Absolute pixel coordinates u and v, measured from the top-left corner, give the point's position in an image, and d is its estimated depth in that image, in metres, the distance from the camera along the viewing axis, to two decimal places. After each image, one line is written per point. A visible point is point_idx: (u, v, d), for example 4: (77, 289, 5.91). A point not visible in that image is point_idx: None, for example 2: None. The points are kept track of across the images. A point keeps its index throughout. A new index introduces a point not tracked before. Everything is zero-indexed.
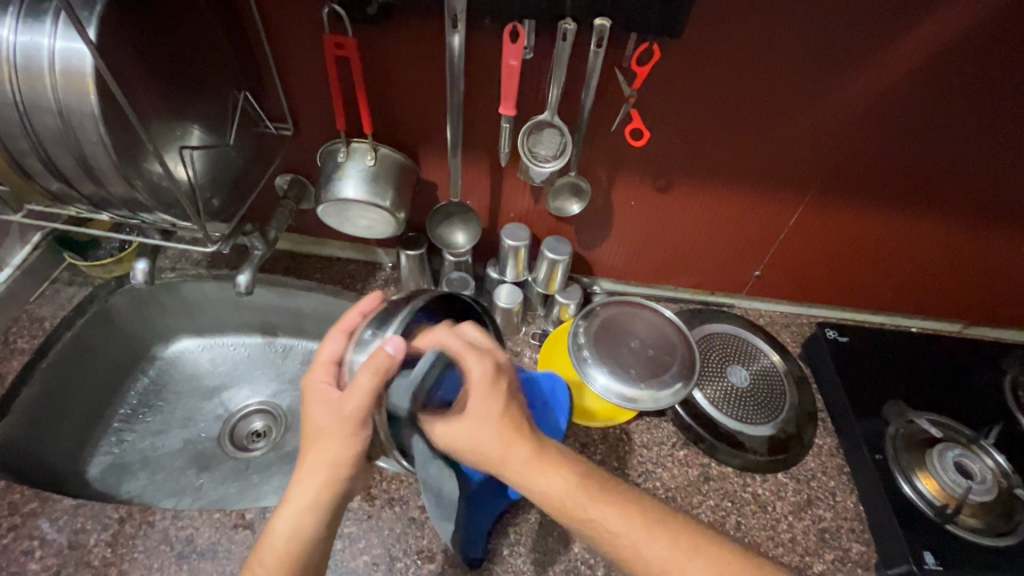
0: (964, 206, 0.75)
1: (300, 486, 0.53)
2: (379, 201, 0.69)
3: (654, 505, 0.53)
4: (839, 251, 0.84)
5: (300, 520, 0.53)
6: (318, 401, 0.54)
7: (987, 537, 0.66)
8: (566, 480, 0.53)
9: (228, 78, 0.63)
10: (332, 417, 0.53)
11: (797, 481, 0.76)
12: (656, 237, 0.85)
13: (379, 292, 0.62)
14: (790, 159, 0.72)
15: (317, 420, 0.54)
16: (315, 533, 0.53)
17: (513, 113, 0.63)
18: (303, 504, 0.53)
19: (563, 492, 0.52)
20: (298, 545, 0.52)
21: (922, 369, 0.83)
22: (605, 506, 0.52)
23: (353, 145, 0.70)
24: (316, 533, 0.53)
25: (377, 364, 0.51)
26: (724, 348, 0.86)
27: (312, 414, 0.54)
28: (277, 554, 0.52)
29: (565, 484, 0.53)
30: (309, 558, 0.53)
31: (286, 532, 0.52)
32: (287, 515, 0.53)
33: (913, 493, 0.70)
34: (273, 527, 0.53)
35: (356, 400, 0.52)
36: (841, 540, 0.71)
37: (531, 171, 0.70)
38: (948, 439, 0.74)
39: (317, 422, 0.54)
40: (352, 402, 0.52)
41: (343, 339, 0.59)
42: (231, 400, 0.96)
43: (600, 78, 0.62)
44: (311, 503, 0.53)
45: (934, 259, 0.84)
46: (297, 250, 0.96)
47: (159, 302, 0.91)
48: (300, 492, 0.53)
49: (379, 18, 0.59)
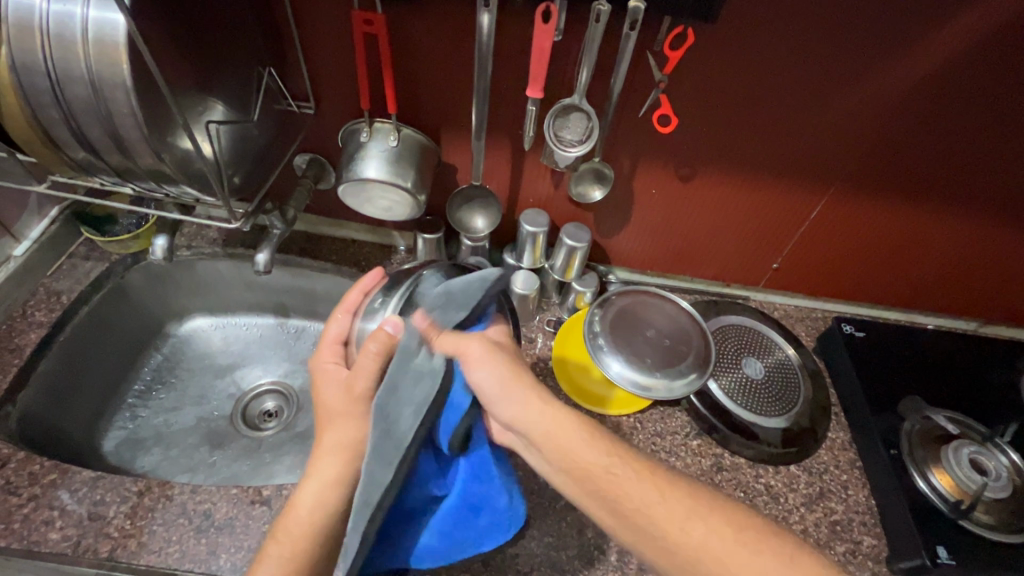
0: (989, 203, 0.74)
1: (324, 464, 0.55)
2: (400, 181, 0.68)
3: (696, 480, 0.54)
4: (860, 245, 0.83)
5: (324, 493, 0.54)
6: (328, 382, 0.59)
7: (1001, 533, 0.67)
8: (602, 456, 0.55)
9: (252, 55, 0.63)
10: (342, 397, 0.57)
11: (809, 474, 0.76)
12: (675, 227, 0.84)
13: (380, 270, 0.67)
14: (816, 150, 0.71)
15: (326, 400, 0.58)
16: (340, 505, 0.54)
17: (541, 96, 0.62)
18: (328, 478, 0.54)
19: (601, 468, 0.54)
20: (321, 517, 0.53)
21: (939, 366, 0.83)
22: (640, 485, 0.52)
23: (375, 125, 0.69)
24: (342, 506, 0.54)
25: (380, 343, 0.55)
26: (739, 340, 0.86)
27: (322, 391, 0.59)
28: (301, 525, 0.52)
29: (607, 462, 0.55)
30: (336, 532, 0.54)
31: (311, 503, 0.53)
32: (311, 487, 0.54)
33: (927, 487, 0.70)
34: (296, 501, 0.54)
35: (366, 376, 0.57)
36: (852, 533, 0.71)
37: (556, 156, 0.69)
38: (963, 436, 0.74)
39: (329, 402, 0.58)
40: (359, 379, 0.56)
41: (347, 319, 0.63)
42: (243, 379, 0.97)
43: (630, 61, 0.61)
44: (337, 478, 0.54)
45: (953, 256, 0.83)
46: (312, 231, 0.95)
47: (175, 279, 0.91)
48: (322, 466, 0.55)
49: None
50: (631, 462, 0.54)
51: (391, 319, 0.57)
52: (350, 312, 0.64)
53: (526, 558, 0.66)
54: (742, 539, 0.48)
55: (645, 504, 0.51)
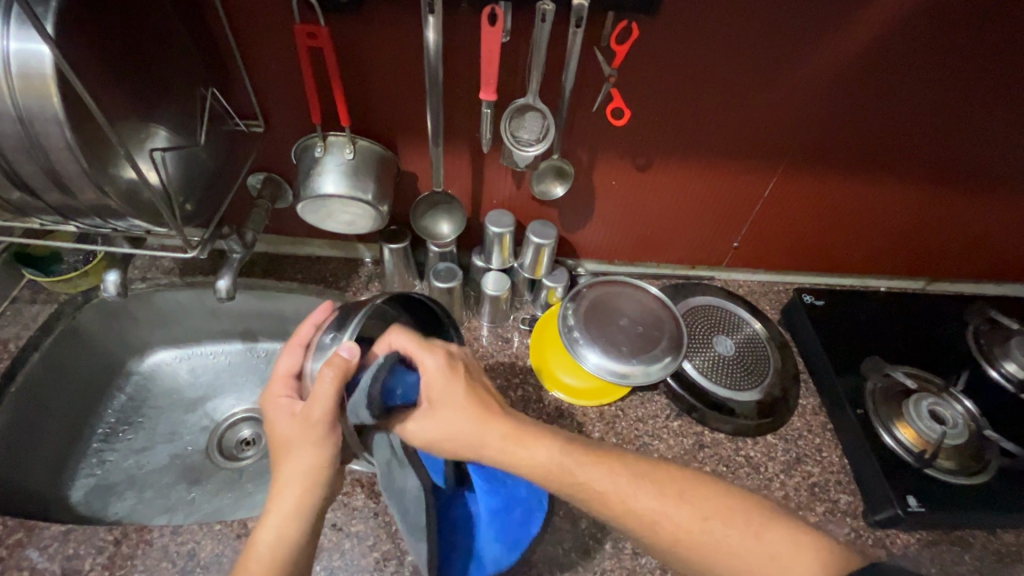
0: (926, 166, 0.79)
1: (282, 494, 0.52)
2: (360, 194, 0.67)
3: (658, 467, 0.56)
4: (813, 218, 0.87)
5: (284, 527, 0.51)
6: (279, 415, 0.56)
7: (962, 477, 0.71)
8: (547, 450, 0.56)
9: (192, 77, 0.60)
10: (293, 426, 0.54)
11: (785, 441, 0.79)
12: (637, 215, 0.86)
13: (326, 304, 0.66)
14: (763, 130, 0.73)
15: (283, 433, 0.55)
16: (302, 537, 0.52)
17: (494, 98, 0.62)
18: (287, 509, 0.52)
19: (546, 459, 0.56)
20: (279, 549, 0.51)
21: (895, 325, 0.88)
22: (591, 468, 0.55)
23: (330, 139, 0.68)
24: (304, 535, 0.52)
25: (336, 367, 0.54)
26: (709, 319, 0.89)
27: (276, 427, 0.56)
28: (264, 562, 0.50)
29: (548, 455, 0.56)
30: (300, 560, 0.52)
31: (272, 538, 0.51)
32: (271, 521, 0.51)
33: (892, 442, 0.74)
34: (255, 540, 0.51)
35: (321, 402, 0.53)
36: (829, 492, 0.75)
37: (515, 156, 0.69)
38: (921, 389, 0.78)
39: (281, 433, 0.55)
40: (315, 409, 0.54)
41: (298, 352, 0.61)
42: (216, 410, 0.93)
43: (580, 57, 0.62)
44: (296, 507, 0.52)
45: (899, 219, 0.88)
46: (275, 251, 0.93)
47: (131, 314, 0.87)
48: (281, 500, 0.52)
49: (350, 5, 0.57)
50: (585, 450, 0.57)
51: (345, 344, 0.56)
52: (303, 346, 0.62)
53: (524, 557, 0.66)
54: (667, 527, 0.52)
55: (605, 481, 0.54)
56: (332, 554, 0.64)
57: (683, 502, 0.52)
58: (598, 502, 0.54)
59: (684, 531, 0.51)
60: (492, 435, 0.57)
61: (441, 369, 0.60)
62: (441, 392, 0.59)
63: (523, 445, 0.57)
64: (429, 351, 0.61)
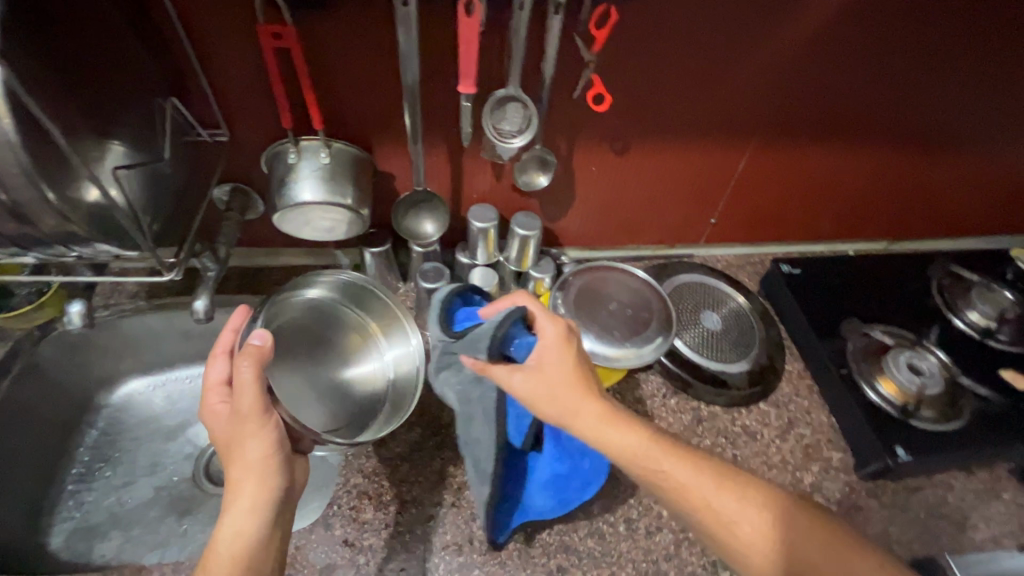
0: (887, 131, 0.82)
1: (233, 494, 0.51)
2: (338, 199, 0.64)
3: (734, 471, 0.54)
4: (784, 189, 0.90)
5: (242, 525, 0.50)
6: (217, 420, 0.54)
7: (942, 424, 0.75)
8: (640, 437, 0.54)
9: (148, 86, 0.56)
10: (230, 426, 0.53)
11: (776, 407, 0.83)
12: (618, 199, 0.86)
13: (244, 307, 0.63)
14: (735, 106, 0.74)
15: (221, 436, 0.53)
16: (261, 532, 0.50)
17: (474, 91, 0.61)
18: (241, 507, 0.50)
19: (636, 445, 0.53)
20: (242, 549, 0.49)
21: (868, 286, 0.92)
22: (678, 462, 0.53)
23: (302, 143, 0.65)
24: (264, 529, 0.51)
25: (251, 353, 0.54)
26: (694, 296, 0.90)
27: (215, 433, 0.54)
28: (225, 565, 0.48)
29: (638, 442, 0.53)
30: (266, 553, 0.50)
31: (231, 537, 0.49)
32: (227, 521, 0.50)
33: (876, 397, 0.78)
34: (213, 541, 0.49)
35: (247, 394, 0.52)
36: (822, 451, 0.79)
37: (498, 149, 0.67)
38: (897, 345, 0.83)
39: (221, 436, 0.53)
40: (243, 401, 0.52)
41: (225, 358, 0.58)
42: (198, 436, 0.87)
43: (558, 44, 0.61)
44: (251, 504, 0.50)
45: (864, 184, 0.91)
46: (248, 265, 0.89)
47: (96, 344, 0.82)
48: (234, 499, 0.50)
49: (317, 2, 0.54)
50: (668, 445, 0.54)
51: (257, 332, 0.56)
52: (227, 354, 0.59)
53: (542, 549, 0.66)
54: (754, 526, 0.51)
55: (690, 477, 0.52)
56: (346, 571, 0.63)
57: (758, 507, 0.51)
58: (676, 495, 0.52)
59: (764, 539, 0.50)
60: (589, 412, 0.54)
61: (562, 339, 0.57)
62: (552, 363, 0.56)
63: (616, 425, 0.54)
64: (552, 322, 0.58)
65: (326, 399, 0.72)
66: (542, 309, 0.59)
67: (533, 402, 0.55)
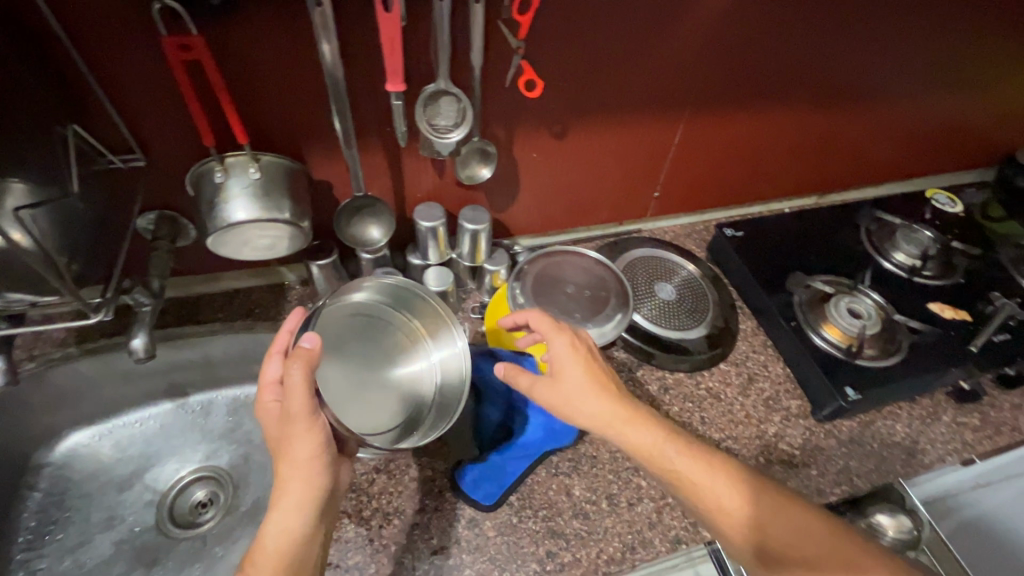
0: (808, 89, 0.86)
1: (282, 491, 0.52)
2: (275, 214, 0.61)
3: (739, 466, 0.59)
4: (721, 155, 0.93)
5: (288, 522, 0.52)
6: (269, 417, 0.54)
7: (885, 359, 0.81)
8: (654, 434, 0.60)
9: (44, 114, 0.51)
10: (281, 425, 0.53)
11: (735, 365, 0.86)
12: (563, 184, 0.87)
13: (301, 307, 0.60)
14: (665, 78, 0.76)
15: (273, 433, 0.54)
16: (304, 530, 0.52)
17: (403, 88, 0.59)
18: (289, 504, 0.52)
19: (652, 444, 0.59)
20: (286, 545, 0.51)
21: (806, 240, 0.96)
22: (688, 459, 0.58)
23: (228, 160, 0.62)
24: (307, 528, 0.53)
25: (302, 358, 0.52)
26: (647, 269, 0.93)
27: (269, 428, 0.55)
28: (269, 556, 0.51)
29: (653, 440, 0.59)
30: (305, 550, 0.53)
31: (276, 532, 0.51)
32: (275, 515, 0.52)
33: (825, 343, 0.82)
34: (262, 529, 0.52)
35: (295, 397, 0.51)
36: (781, 401, 0.83)
37: (437, 146, 0.67)
38: (838, 292, 0.88)
39: (274, 434, 0.54)
40: (293, 403, 0.52)
41: (277, 359, 0.56)
42: (157, 480, 0.82)
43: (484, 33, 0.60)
44: (298, 503, 0.52)
45: (793, 143, 0.96)
46: (187, 294, 0.84)
47: (26, 401, 0.75)
48: (284, 496, 0.52)
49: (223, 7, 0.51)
50: (676, 443, 0.59)
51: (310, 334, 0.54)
52: (282, 353, 0.57)
53: (530, 538, 0.67)
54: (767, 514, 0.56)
55: (699, 472, 0.58)
56: None
57: (753, 496, 0.57)
58: (686, 489, 0.58)
59: (769, 529, 0.55)
60: (607, 415, 0.60)
61: (572, 348, 0.62)
62: (567, 369, 0.61)
63: (633, 424, 0.59)
64: (558, 333, 0.63)
65: (371, 402, 0.69)
66: (546, 322, 0.63)
67: (556, 407, 0.62)
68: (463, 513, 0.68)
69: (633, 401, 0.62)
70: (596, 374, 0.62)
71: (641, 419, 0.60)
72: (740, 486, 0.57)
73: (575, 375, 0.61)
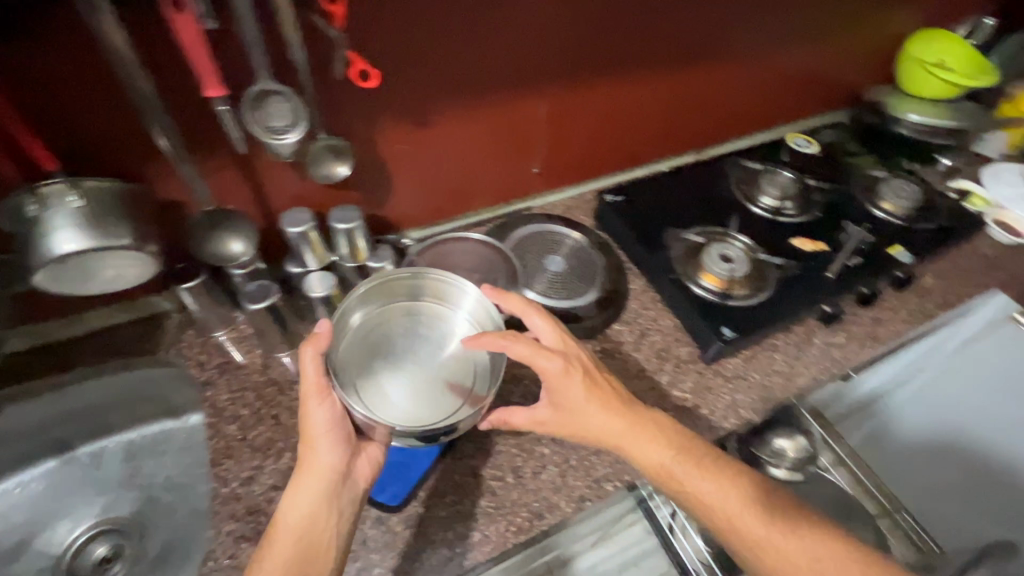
0: (658, 51, 0.89)
1: (305, 463, 0.58)
2: (104, 241, 0.57)
3: (744, 475, 0.63)
4: (590, 124, 0.95)
5: (306, 495, 0.57)
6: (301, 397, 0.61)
7: (755, 296, 0.87)
8: (665, 454, 0.63)
9: None
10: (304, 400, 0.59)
11: (627, 324, 0.90)
12: (437, 171, 0.87)
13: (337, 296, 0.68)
14: (514, 54, 0.77)
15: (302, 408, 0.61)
16: (316, 507, 0.57)
17: (223, 93, 0.57)
18: (306, 478, 0.57)
19: (664, 464, 0.63)
20: (307, 519, 0.56)
21: (681, 195, 1.01)
22: (701, 480, 0.62)
23: (41, 190, 0.56)
24: (322, 505, 0.57)
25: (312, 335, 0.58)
26: (535, 244, 0.94)
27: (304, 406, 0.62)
28: (288, 530, 0.56)
29: (663, 459, 0.63)
30: (324, 527, 0.57)
31: (298, 511, 0.56)
32: (298, 489, 0.57)
33: (703, 291, 0.87)
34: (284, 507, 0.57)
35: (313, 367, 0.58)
36: (672, 351, 0.88)
37: (276, 149, 0.63)
38: (710, 240, 0.93)
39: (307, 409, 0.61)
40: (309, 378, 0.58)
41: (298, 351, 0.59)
42: (47, 544, 0.68)
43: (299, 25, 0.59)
44: (320, 475, 0.58)
45: (659, 105, 0.99)
46: (46, 340, 0.78)
47: None
48: (310, 467, 0.58)
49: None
50: (682, 459, 0.63)
51: None
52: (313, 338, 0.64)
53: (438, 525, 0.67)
54: (762, 512, 0.60)
55: (710, 489, 0.62)
56: None
57: (742, 498, 0.61)
58: (695, 505, 0.62)
59: (759, 537, 0.59)
60: (617, 436, 0.63)
61: (563, 372, 0.62)
62: (563, 391, 0.63)
63: (638, 441, 0.63)
64: (547, 352, 0.63)
65: (411, 403, 0.65)
66: (529, 344, 0.62)
67: (558, 423, 0.65)
68: (368, 513, 0.67)
69: (646, 417, 0.65)
70: (603, 395, 0.64)
71: (655, 437, 0.64)
72: (741, 498, 0.61)
73: (576, 401, 0.63)
